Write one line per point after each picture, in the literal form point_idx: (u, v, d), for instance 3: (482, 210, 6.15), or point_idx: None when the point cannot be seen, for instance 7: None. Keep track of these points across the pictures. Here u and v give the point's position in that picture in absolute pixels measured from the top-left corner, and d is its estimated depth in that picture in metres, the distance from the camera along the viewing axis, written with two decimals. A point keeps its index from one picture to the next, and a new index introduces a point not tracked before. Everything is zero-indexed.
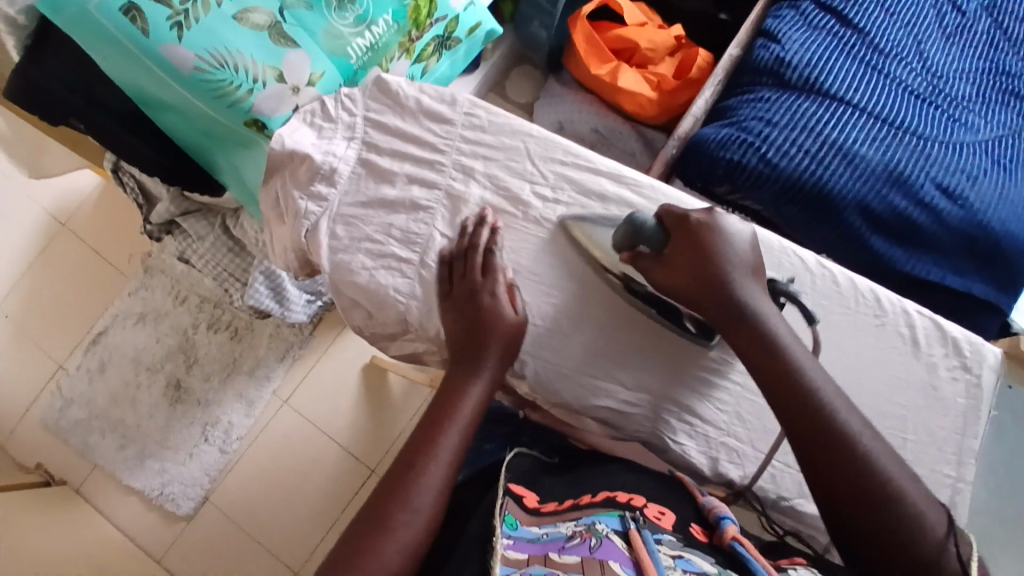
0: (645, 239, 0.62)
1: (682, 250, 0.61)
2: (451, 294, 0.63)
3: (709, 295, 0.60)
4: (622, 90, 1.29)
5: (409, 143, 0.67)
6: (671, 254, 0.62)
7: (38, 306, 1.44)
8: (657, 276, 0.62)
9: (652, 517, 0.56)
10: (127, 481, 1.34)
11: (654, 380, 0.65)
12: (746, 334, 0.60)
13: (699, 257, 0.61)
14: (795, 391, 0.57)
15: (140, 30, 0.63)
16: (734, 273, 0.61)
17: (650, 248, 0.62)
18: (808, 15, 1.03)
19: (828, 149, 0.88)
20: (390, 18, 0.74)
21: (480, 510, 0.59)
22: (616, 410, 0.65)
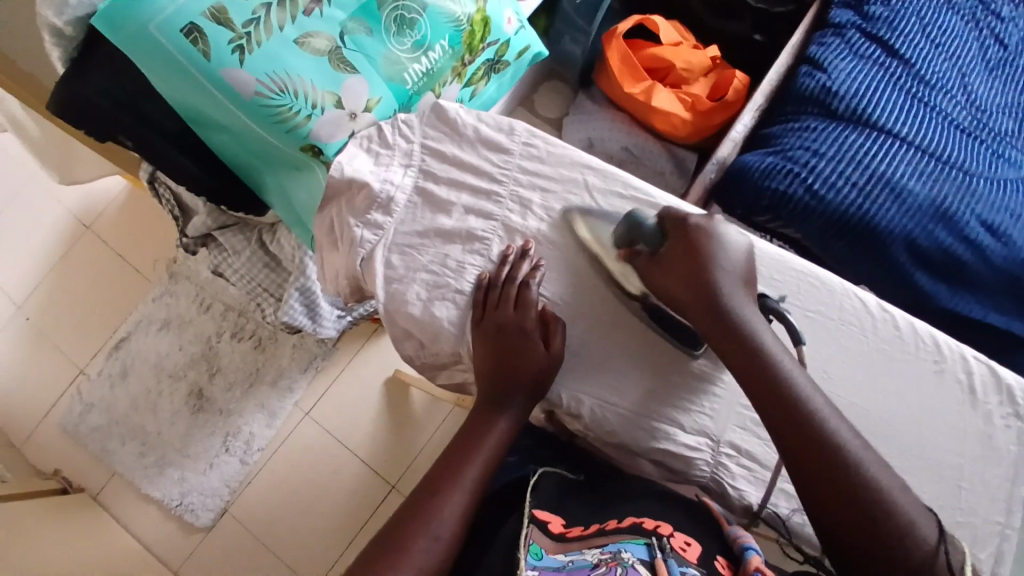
0: (644, 237, 0.62)
1: (678, 254, 0.61)
2: (499, 331, 0.61)
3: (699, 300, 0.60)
4: (655, 109, 1.27)
5: (467, 172, 0.66)
6: (667, 253, 0.62)
7: (61, 309, 1.44)
8: (652, 273, 0.62)
9: (677, 548, 0.54)
10: (147, 489, 1.33)
11: (715, 422, 0.64)
12: (748, 369, 0.58)
13: (693, 254, 0.60)
14: (843, 430, 0.55)
15: (202, 52, 0.62)
16: (724, 282, 0.60)
17: (648, 246, 0.62)
18: (854, 44, 1.02)
19: (875, 183, 0.87)
20: (447, 44, 0.73)
21: (501, 539, 0.56)
22: (675, 453, 0.64)
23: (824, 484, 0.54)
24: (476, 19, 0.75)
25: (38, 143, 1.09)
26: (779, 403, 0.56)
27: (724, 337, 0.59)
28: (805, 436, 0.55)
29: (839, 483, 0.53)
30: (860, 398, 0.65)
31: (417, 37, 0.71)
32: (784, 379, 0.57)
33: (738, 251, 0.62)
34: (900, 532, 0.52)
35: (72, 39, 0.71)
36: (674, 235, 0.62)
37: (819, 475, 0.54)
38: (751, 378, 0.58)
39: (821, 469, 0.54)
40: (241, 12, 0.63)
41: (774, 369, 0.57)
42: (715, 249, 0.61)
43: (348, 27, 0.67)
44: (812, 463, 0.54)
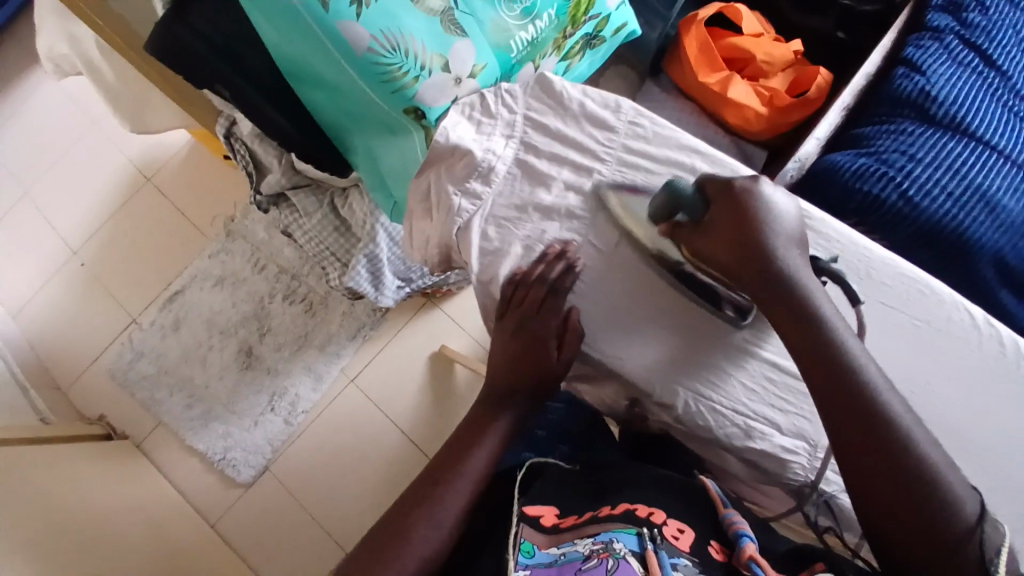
0: (686, 206, 0.60)
1: (725, 219, 0.59)
2: (518, 327, 0.64)
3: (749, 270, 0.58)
4: (731, 102, 1.23)
5: (571, 148, 0.65)
6: (711, 220, 0.59)
7: (116, 257, 1.45)
8: (696, 243, 0.60)
9: (669, 537, 0.53)
10: (191, 442, 1.35)
11: (762, 383, 0.62)
12: (783, 307, 0.57)
13: (740, 219, 0.59)
14: (896, 409, 0.53)
15: (321, 4, 0.59)
16: (775, 242, 0.58)
17: (690, 215, 0.60)
18: (953, 50, 0.96)
19: (972, 195, 0.84)
20: (553, 14, 0.71)
21: (492, 542, 0.59)
22: (771, 454, 0.62)
23: (870, 461, 0.51)
24: None
25: (114, 89, 1.09)
26: (816, 350, 0.55)
27: (770, 290, 0.57)
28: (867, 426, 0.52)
29: (886, 452, 0.51)
30: (954, 409, 0.63)
31: (527, 3, 0.69)
32: (826, 328, 0.56)
33: (784, 218, 0.60)
34: (945, 510, 0.49)
35: None
36: (719, 203, 0.59)
37: (867, 455, 0.52)
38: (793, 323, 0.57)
39: (871, 446, 0.52)
40: None
41: (813, 314, 0.56)
42: (763, 215, 0.58)
43: None
44: (862, 435, 0.52)
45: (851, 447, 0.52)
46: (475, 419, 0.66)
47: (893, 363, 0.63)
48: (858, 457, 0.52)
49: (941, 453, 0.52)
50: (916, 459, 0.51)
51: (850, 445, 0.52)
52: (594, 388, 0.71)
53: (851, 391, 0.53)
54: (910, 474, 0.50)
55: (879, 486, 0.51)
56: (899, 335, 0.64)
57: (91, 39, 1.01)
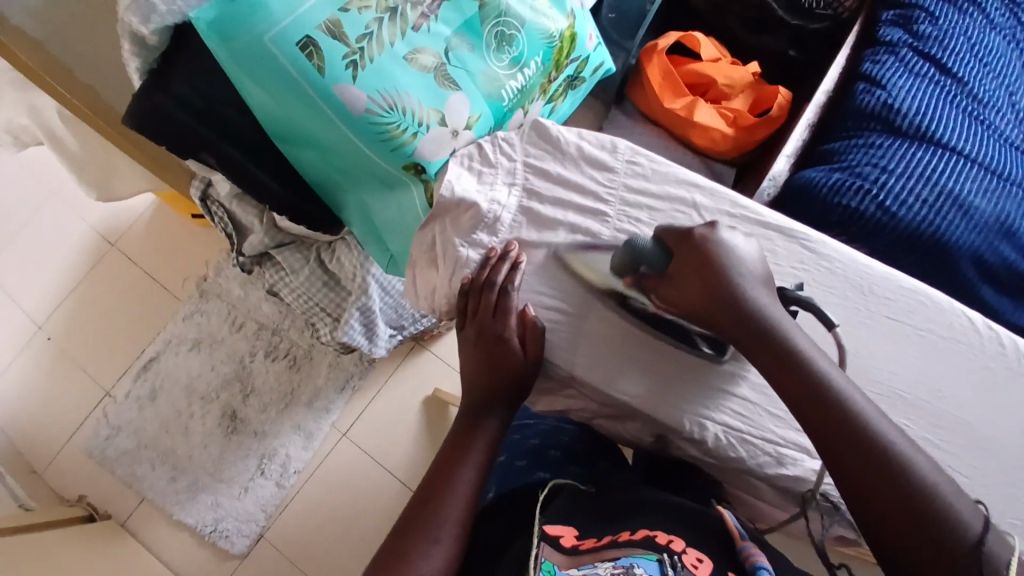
0: (647, 260, 0.62)
1: (687, 269, 0.60)
2: (480, 336, 0.66)
3: (723, 311, 0.59)
4: (697, 125, 1.25)
5: (573, 191, 0.66)
6: (676, 271, 0.61)
7: (84, 328, 1.39)
8: (663, 293, 0.61)
9: (689, 565, 0.52)
10: (179, 516, 1.28)
11: (758, 400, 0.63)
12: (767, 351, 0.57)
13: (704, 267, 0.59)
14: (890, 434, 0.53)
15: (316, 68, 0.60)
16: (741, 285, 0.59)
17: (651, 268, 0.61)
18: (908, 62, 1.01)
19: (945, 199, 0.88)
20: (540, 60, 0.72)
21: (512, 551, 0.56)
22: (802, 478, 0.62)
23: (861, 483, 0.51)
24: (566, 34, 0.74)
25: (78, 159, 1.05)
26: (792, 381, 0.56)
27: (747, 327, 0.58)
28: (861, 455, 0.52)
29: (882, 477, 0.51)
30: (968, 412, 0.64)
31: (514, 53, 0.70)
32: (798, 354, 0.57)
33: (746, 260, 0.61)
34: (948, 529, 0.49)
35: (155, 48, 0.67)
36: (680, 251, 0.61)
37: (854, 477, 0.52)
38: (767, 355, 0.57)
39: (864, 472, 0.51)
40: (354, 27, 0.61)
41: (787, 346, 0.57)
42: (724, 263, 0.59)
43: (451, 44, 0.66)
44: (846, 456, 0.52)
45: (838, 470, 0.53)
46: (461, 432, 0.65)
47: (906, 374, 0.65)
48: (854, 484, 0.52)
49: (939, 474, 0.52)
50: (906, 478, 0.51)
51: (843, 471, 0.52)
52: (613, 424, 0.69)
53: (831, 410, 0.54)
54: (900, 493, 0.50)
55: (875, 507, 0.51)
56: (908, 346, 0.65)
57: (53, 110, 0.97)
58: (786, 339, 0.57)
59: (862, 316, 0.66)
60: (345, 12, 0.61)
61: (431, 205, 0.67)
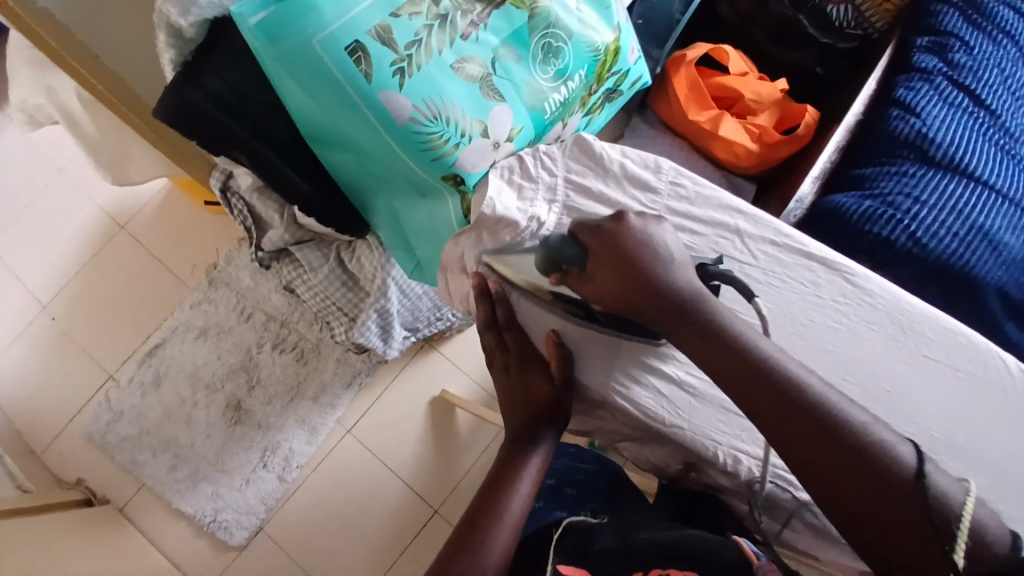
0: (566, 258, 0.61)
1: (603, 264, 0.60)
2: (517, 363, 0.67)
3: (643, 300, 0.59)
4: (720, 139, 1.17)
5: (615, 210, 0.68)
6: (594, 268, 0.61)
7: (88, 310, 1.37)
8: (588, 292, 0.61)
9: None
10: (178, 505, 1.27)
11: (695, 379, 0.64)
12: (701, 336, 0.57)
13: (621, 260, 0.60)
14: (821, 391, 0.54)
15: (364, 74, 0.61)
16: (660, 269, 0.59)
17: (573, 266, 0.61)
18: (943, 90, 1.00)
19: (975, 234, 0.87)
20: (583, 73, 0.74)
21: None
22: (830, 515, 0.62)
23: (803, 440, 0.52)
24: (610, 48, 0.75)
25: (92, 144, 1.03)
26: (722, 353, 0.56)
27: (677, 310, 0.58)
28: (799, 416, 0.53)
29: (823, 431, 0.52)
30: (999, 455, 0.63)
31: (560, 66, 0.71)
32: (732, 330, 0.57)
33: (667, 247, 0.61)
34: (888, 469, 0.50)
35: (190, 41, 0.65)
36: (596, 250, 0.61)
37: (792, 437, 0.52)
38: (696, 333, 0.58)
39: (806, 433, 0.52)
40: (403, 34, 0.62)
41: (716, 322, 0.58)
42: (640, 252, 0.60)
43: (498, 54, 0.67)
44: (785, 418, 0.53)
45: (779, 431, 0.53)
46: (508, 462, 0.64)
47: (939, 413, 0.64)
48: (802, 449, 0.52)
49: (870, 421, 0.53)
50: (838, 425, 0.52)
51: (776, 432, 0.53)
52: (639, 449, 0.70)
53: (763, 376, 0.55)
54: (837, 440, 0.51)
55: (819, 462, 0.51)
56: (946, 388, 0.64)
57: (70, 92, 0.94)
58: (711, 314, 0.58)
59: (899, 351, 0.65)
60: (397, 18, 0.62)
61: (467, 219, 0.69)
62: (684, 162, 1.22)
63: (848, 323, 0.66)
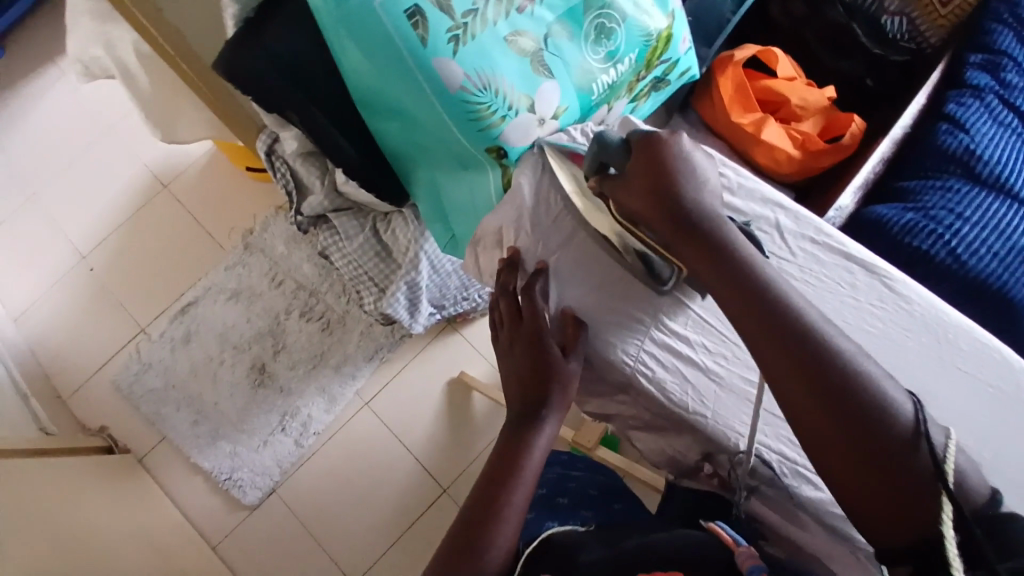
0: (610, 158, 0.64)
1: (638, 167, 0.62)
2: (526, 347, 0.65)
3: (664, 215, 0.61)
4: (763, 143, 1.14)
5: None
6: (630, 168, 0.62)
7: (125, 263, 1.41)
8: (619, 195, 0.63)
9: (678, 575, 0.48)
10: (196, 460, 1.30)
11: (718, 363, 0.66)
12: (711, 262, 0.59)
13: (654, 169, 0.61)
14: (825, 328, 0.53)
15: (420, 38, 0.61)
16: (689, 188, 0.61)
17: (614, 166, 0.64)
18: (993, 110, 0.98)
19: (1015, 255, 0.86)
20: (634, 58, 0.74)
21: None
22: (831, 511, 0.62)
23: (793, 371, 0.52)
24: (663, 35, 0.75)
25: (146, 99, 1.06)
26: (738, 281, 0.57)
27: (693, 232, 0.60)
28: (795, 348, 0.52)
29: (817, 367, 0.51)
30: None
31: (611, 47, 0.71)
32: (743, 262, 0.58)
33: (700, 172, 0.62)
34: (881, 417, 0.49)
35: None
36: (637, 152, 0.62)
37: (786, 371, 0.52)
38: (711, 263, 0.59)
39: (799, 368, 0.52)
40: (461, 3, 0.63)
41: (735, 255, 0.59)
42: (675, 163, 0.61)
43: (551, 31, 0.68)
44: (784, 354, 0.53)
45: (770, 364, 0.53)
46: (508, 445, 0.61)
47: (966, 427, 0.63)
48: (791, 384, 0.52)
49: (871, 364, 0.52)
50: (842, 369, 0.51)
51: (771, 362, 0.53)
52: (656, 439, 0.70)
53: (772, 312, 0.55)
54: (837, 385, 0.50)
55: (809, 400, 0.51)
56: (977, 403, 0.63)
57: (130, 46, 0.96)
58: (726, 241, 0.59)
59: (931, 359, 0.64)
60: None
61: (506, 192, 0.72)
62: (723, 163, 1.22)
63: (882, 327, 0.65)
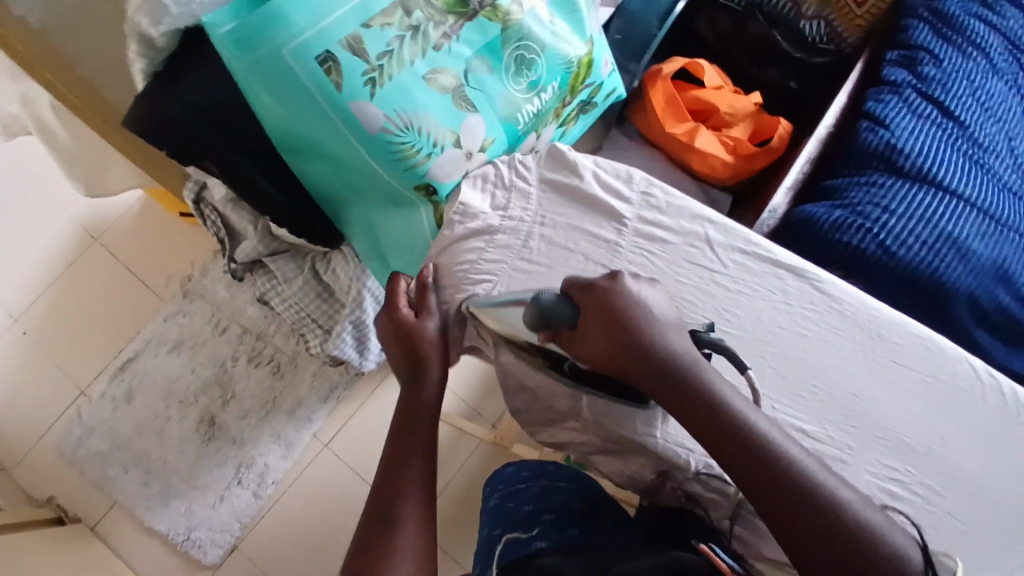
0: (556, 315, 0.60)
1: (596, 323, 0.60)
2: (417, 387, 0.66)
3: (637, 367, 0.59)
4: (696, 150, 1.17)
5: (596, 214, 0.70)
6: (586, 324, 0.60)
7: (59, 323, 1.34)
8: (579, 349, 0.61)
9: None
10: (149, 523, 1.24)
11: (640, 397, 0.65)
12: (693, 407, 0.57)
13: (613, 321, 0.59)
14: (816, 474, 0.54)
15: (334, 83, 0.62)
16: (652, 333, 0.59)
17: (563, 320, 0.60)
18: (912, 103, 1.01)
19: (944, 242, 0.88)
20: (557, 86, 0.76)
21: None
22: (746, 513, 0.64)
23: (798, 525, 0.52)
24: (583, 61, 0.77)
25: (65, 154, 1.02)
26: (730, 431, 0.56)
27: (666, 378, 0.59)
28: (798, 508, 0.53)
29: (816, 518, 0.52)
30: (966, 462, 0.63)
31: (533, 77, 0.73)
32: (723, 403, 0.57)
33: (658, 311, 0.61)
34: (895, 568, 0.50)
35: (162, 50, 0.65)
36: (586, 307, 0.60)
37: (794, 529, 0.52)
38: (692, 411, 0.58)
39: (801, 521, 0.52)
40: (377, 44, 0.63)
41: (716, 398, 0.57)
42: (633, 313, 0.59)
43: (472, 66, 0.69)
44: (787, 512, 0.53)
45: (775, 520, 0.53)
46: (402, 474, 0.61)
47: (907, 418, 0.64)
48: (798, 540, 0.52)
49: (866, 503, 0.54)
50: (844, 520, 0.52)
51: (778, 515, 0.53)
52: (613, 462, 0.69)
53: (771, 467, 0.54)
54: (846, 539, 0.51)
55: (821, 555, 0.51)
56: (915, 394, 0.65)
57: (43, 102, 0.93)
58: (705, 382, 0.58)
59: (869, 359, 0.66)
60: (368, 29, 0.63)
61: (438, 228, 0.72)
62: (661, 175, 1.24)
63: (816, 331, 0.67)
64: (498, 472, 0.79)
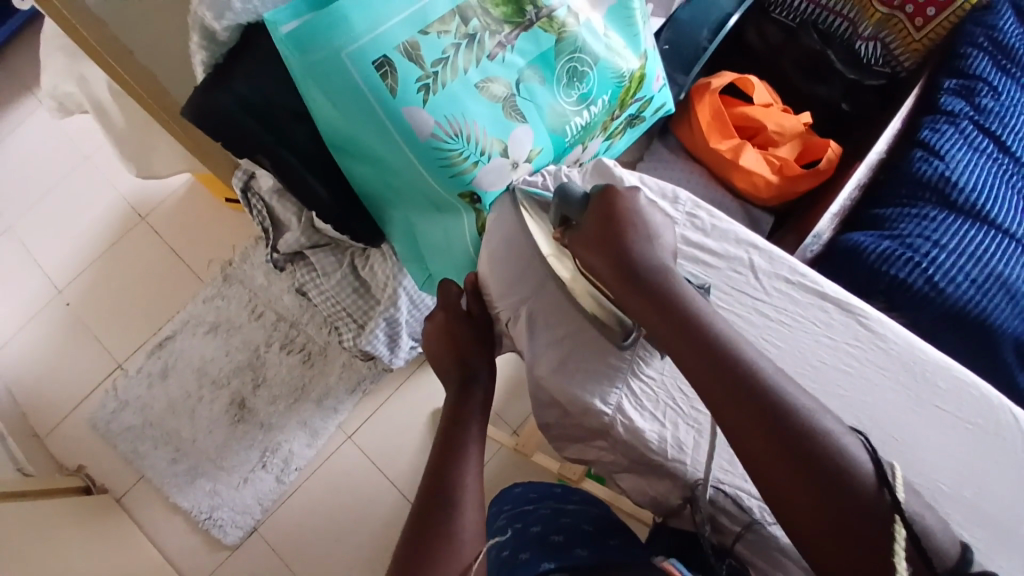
0: (571, 211, 0.65)
1: (592, 223, 0.63)
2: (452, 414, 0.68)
3: (616, 277, 0.63)
4: (741, 168, 1.14)
5: None
6: (586, 220, 0.64)
7: (103, 297, 1.39)
8: (577, 249, 0.64)
9: None
10: (175, 499, 1.27)
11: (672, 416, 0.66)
12: (665, 319, 0.60)
13: (607, 221, 0.63)
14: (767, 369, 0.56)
15: (389, 88, 0.63)
16: (635, 242, 0.63)
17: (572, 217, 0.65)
18: (968, 135, 0.98)
19: (993, 282, 0.86)
20: (607, 99, 0.76)
21: None
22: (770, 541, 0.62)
23: (744, 423, 0.53)
24: (635, 76, 0.77)
25: (119, 136, 1.05)
26: (692, 338, 0.58)
27: (640, 294, 0.62)
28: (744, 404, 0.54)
29: (760, 412, 0.53)
30: (1006, 515, 0.61)
31: (583, 90, 0.73)
32: (693, 313, 0.60)
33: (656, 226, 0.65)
34: (840, 469, 0.50)
35: (223, 44, 0.67)
36: (595, 200, 0.64)
37: (741, 427, 0.53)
38: (662, 320, 0.60)
39: (745, 416, 0.53)
40: (432, 51, 0.64)
41: (684, 307, 0.60)
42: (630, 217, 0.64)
43: (523, 76, 0.70)
44: (735, 410, 0.54)
45: (728, 423, 0.54)
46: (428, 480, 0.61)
47: (945, 466, 0.62)
48: (745, 438, 0.53)
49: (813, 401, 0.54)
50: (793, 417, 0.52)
51: (727, 416, 0.54)
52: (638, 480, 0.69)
53: (731, 372, 0.55)
54: (790, 434, 0.52)
55: (762, 450, 0.52)
56: (953, 442, 0.63)
57: (104, 85, 0.96)
58: (677, 291, 0.61)
59: (907, 400, 0.65)
60: (426, 35, 0.64)
61: (481, 235, 0.73)
62: (702, 192, 1.22)
63: (857, 366, 0.66)
64: (508, 495, 0.83)
